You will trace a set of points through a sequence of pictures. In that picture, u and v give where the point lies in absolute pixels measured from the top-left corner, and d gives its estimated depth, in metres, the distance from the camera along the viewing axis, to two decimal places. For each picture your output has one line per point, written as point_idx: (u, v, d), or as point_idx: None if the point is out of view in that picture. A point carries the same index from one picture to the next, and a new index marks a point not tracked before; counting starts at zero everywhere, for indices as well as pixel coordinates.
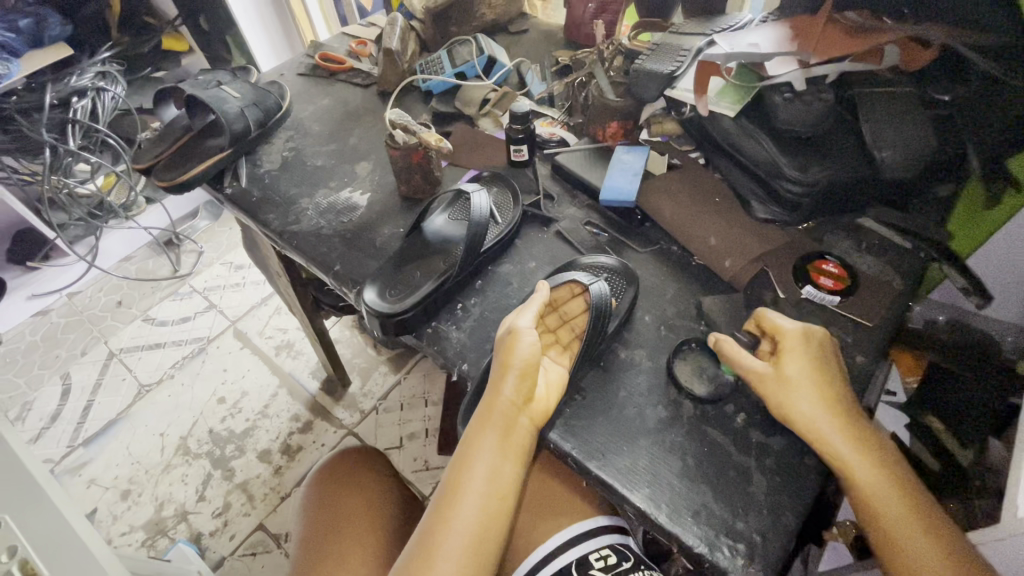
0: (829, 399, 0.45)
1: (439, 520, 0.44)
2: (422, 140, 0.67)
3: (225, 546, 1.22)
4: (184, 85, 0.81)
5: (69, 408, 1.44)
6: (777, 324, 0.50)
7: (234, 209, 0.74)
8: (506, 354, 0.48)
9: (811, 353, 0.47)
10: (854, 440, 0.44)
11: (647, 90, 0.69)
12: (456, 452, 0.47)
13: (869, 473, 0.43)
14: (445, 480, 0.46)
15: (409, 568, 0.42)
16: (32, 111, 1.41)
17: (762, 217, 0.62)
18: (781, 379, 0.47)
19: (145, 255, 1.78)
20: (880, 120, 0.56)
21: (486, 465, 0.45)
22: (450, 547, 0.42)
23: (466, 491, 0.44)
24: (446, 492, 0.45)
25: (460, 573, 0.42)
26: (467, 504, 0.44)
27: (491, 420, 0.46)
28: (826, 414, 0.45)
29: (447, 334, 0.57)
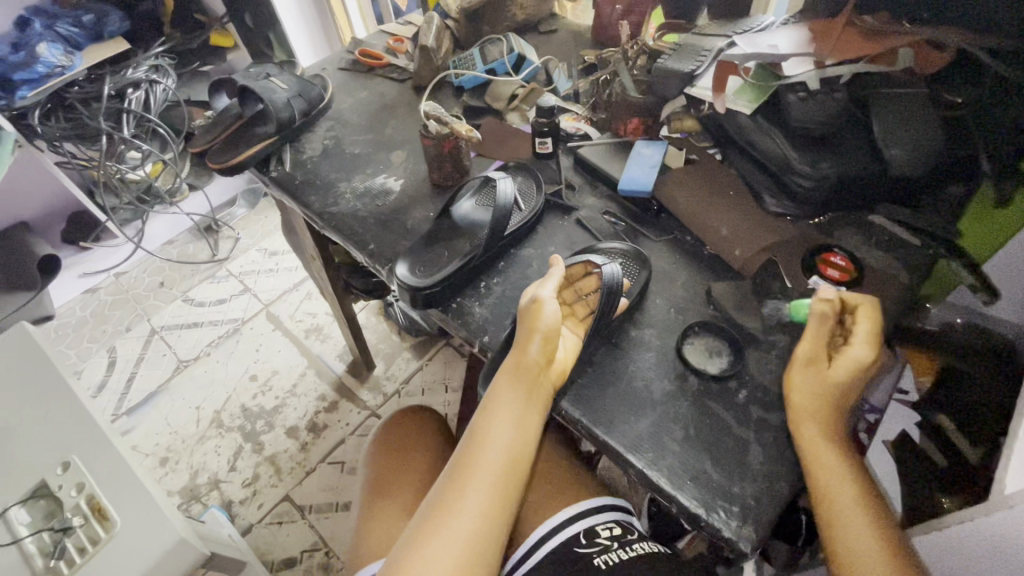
0: (827, 399, 0.48)
1: (465, 460, 0.49)
2: (454, 130, 0.72)
3: (253, 514, 1.30)
4: (237, 76, 0.88)
5: (114, 379, 1.54)
6: (861, 330, 0.49)
7: (279, 191, 0.80)
8: (531, 321, 0.52)
9: (855, 368, 0.48)
10: (829, 437, 0.47)
11: (669, 87, 0.73)
12: (482, 403, 0.52)
13: (832, 468, 0.46)
14: (471, 427, 0.51)
15: (442, 496, 0.48)
16: (91, 100, 1.52)
17: (773, 211, 0.65)
18: (814, 367, 0.49)
19: (186, 239, 1.88)
20: (890, 119, 0.58)
21: (509, 415, 0.50)
22: (477, 482, 0.48)
23: (490, 436, 0.49)
24: (471, 436, 0.50)
25: (490, 501, 0.47)
26: (492, 446, 0.49)
27: (514, 378, 0.51)
28: (816, 411, 0.48)
29: (471, 308, 0.62)
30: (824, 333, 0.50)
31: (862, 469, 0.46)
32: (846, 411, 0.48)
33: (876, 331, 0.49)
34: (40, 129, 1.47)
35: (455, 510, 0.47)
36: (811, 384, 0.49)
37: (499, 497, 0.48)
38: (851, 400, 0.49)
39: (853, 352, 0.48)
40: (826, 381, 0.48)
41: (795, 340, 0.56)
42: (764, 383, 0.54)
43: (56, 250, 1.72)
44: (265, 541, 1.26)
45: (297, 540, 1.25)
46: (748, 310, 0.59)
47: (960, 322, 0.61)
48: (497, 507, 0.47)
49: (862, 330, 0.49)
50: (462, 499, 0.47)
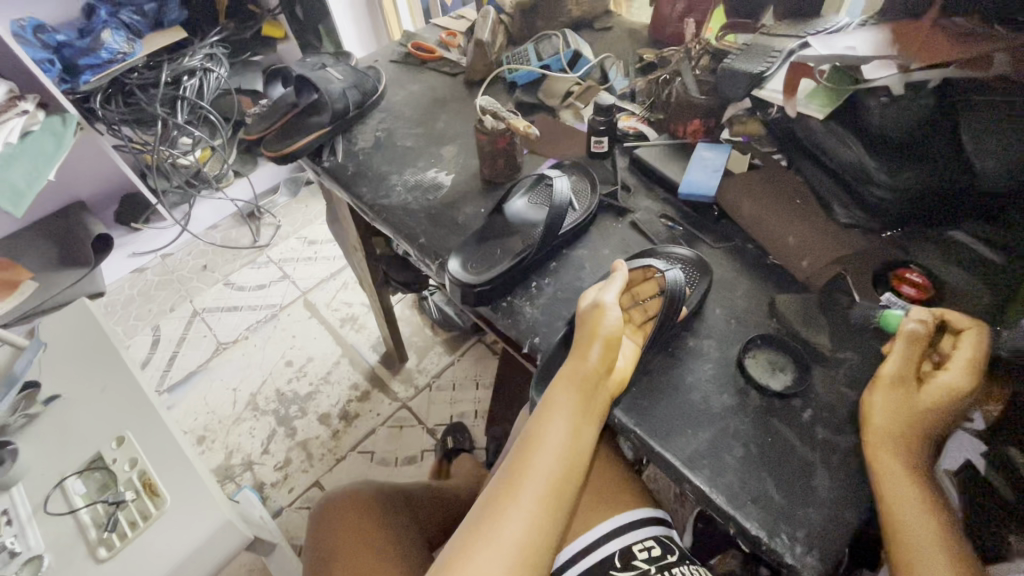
0: (910, 426, 0.46)
1: (518, 466, 0.48)
2: (511, 126, 0.70)
3: (284, 497, 1.32)
4: (294, 66, 0.89)
5: (157, 356, 1.59)
6: (960, 356, 0.47)
7: (331, 181, 0.80)
8: (592, 326, 0.52)
9: (946, 395, 0.46)
10: (910, 468, 0.44)
11: (734, 89, 0.70)
12: (536, 409, 0.51)
13: (909, 499, 0.43)
14: (523, 432, 0.50)
15: (492, 501, 0.47)
16: (149, 87, 1.57)
17: (844, 221, 0.61)
18: (901, 390, 0.47)
19: (230, 224, 1.93)
20: (983, 129, 0.54)
21: (565, 423, 0.49)
22: (529, 490, 0.47)
23: (544, 444, 0.48)
24: (524, 443, 0.49)
25: (540, 511, 0.46)
26: (545, 454, 0.48)
27: (572, 385, 0.50)
28: (897, 437, 0.45)
29: (522, 307, 0.61)
30: (916, 354, 0.48)
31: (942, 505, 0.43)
32: (930, 442, 0.46)
33: (974, 362, 0.46)
34: (100, 113, 1.52)
35: (505, 517, 0.45)
36: (895, 406, 0.47)
37: (550, 507, 0.47)
38: (936, 432, 0.46)
39: (946, 378, 0.46)
40: (912, 407, 0.46)
41: (866, 359, 0.53)
42: (831, 403, 0.51)
43: (109, 229, 1.79)
44: (294, 525, 1.28)
45: None
46: (814, 324, 0.56)
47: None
48: (548, 518, 0.46)
49: (961, 356, 0.47)
50: (514, 505, 0.46)
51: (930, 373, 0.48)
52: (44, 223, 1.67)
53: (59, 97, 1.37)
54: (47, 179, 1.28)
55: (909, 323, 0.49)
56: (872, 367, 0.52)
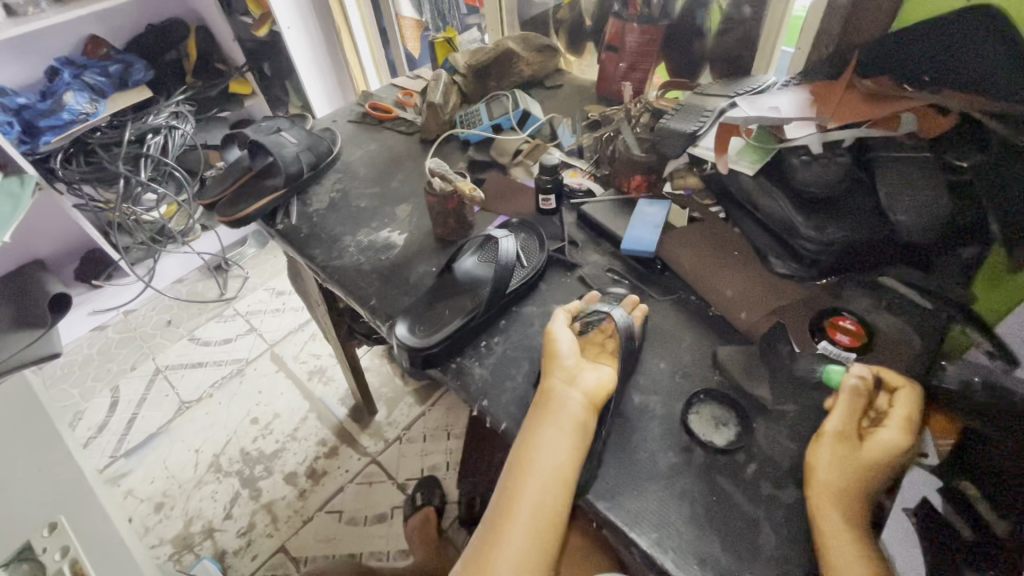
0: (852, 477, 0.46)
1: (503, 509, 0.48)
2: (458, 188, 0.72)
3: (247, 565, 1.26)
4: (250, 131, 0.91)
5: (115, 419, 1.52)
6: (897, 411, 0.48)
7: (285, 243, 0.81)
8: (551, 347, 0.56)
9: (888, 452, 0.46)
10: (853, 525, 0.44)
11: (671, 147, 0.73)
12: (518, 445, 0.51)
13: (851, 561, 0.42)
14: (513, 457, 0.50)
15: (487, 530, 0.47)
16: (112, 145, 1.57)
17: (780, 272, 0.64)
18: (845, 445, 0.48)
19: (196, 278, 1.90)
20: (896, 185, 0.58)
21: (546, 467, 0.48)
22: (521, 514, 0.47)
23: (526, 485, 0.48)
24: (517, 465, 0.49)
25: (533, 535, 0.46)
26: (528, 496, 0.47)
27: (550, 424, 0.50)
28: (841, 493, 0.46)
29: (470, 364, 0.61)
30: (857, 411, 0.49)
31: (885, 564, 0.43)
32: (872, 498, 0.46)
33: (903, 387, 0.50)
34: (61, 172, 1.51)
35: (500, 545, 0.46)
36: (839, 462, 0.47)
37: (537, 551, 0.46)
38: (879, 482, 0.46)
39: (885, 435, 0.47)
40: (856, 461, 0.47)
41: (807, 410, 0.54)
42: (774, 456, 0.51)
43: (68, 287, 1.74)
44: None
45: None
46: (757, 375, 0.57)
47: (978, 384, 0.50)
48: (543, 540, 0.46)
49: (897, 414, 0.48)
50: (507, 533, 0.46)
51: (870, 430, 0.49)
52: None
53: (17, 158, 1.36)
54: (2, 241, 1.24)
55: (850, 378, 0.50)
56: (811, 417, 0.53)
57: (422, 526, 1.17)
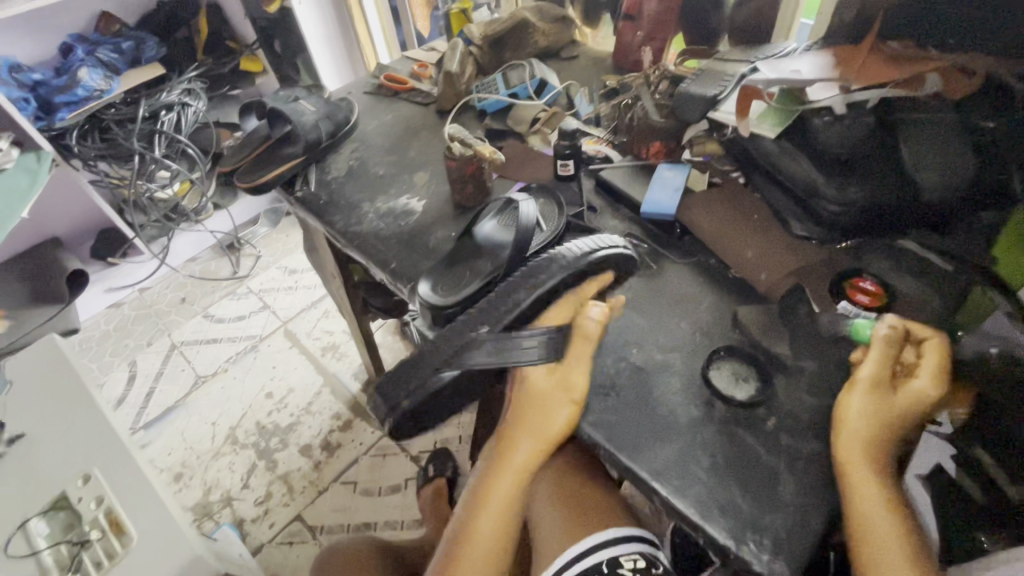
0: (877, 429, 0.47)
1: (479, 500, 0.54)
2: (478, 152, 0.74)
3: (265, 533, 1.29)
4: (267, 100, 0.91)
5: (134, 392, 1.56)
6: (928, 362, 0.49)
7: (305, 209, 0.81)
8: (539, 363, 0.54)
9: (915, 401, 0.48)
10: (879, 472, 0.45)
11: (691, 111, 0.73)
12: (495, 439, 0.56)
13: (878, 508, 0.44)
14: (491, 450, 0.55)
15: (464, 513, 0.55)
16: (126, 122, 1.58)
17: (799, 234, 0.63)
18: (879, 395, 0.48)
19: (209, 256, 1.92)
20: (919, 145, 0.58)
21: (517, 465, 0.53)
22: (493, 504, 0.54)
23: (483, 511, 0.54)
24: (494, 461, 0.54)
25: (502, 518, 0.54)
26: (499, 486, 0.54)
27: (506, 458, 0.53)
28: (869, 445, 0.46)
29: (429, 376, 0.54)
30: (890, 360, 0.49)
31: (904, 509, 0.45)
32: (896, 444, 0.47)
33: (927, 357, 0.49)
34: (76, 148, 1.52)
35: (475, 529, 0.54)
36: (871, 413, 0.47)
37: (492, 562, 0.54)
38: (902, 432, 0.47)
39: (916, 384, 0.48)
40: (887, 410, 0.47)
41: (827, 367, 0.55)
42: (794, 410, 0.52)
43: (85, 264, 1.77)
44: (274, 561, 1.25)
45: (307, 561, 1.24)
46: (775, 335, 0.57)
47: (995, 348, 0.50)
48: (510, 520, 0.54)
49: (927, 364, 0.49)
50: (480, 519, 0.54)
51: (900, 381, 0.49)
52: (19, 260, 1.64)
53: (33, 134, 1.37)
54: (21, 216, 1.26)
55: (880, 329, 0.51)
56: (830, 374, 0.54)
57: (434, 497, 1.19)
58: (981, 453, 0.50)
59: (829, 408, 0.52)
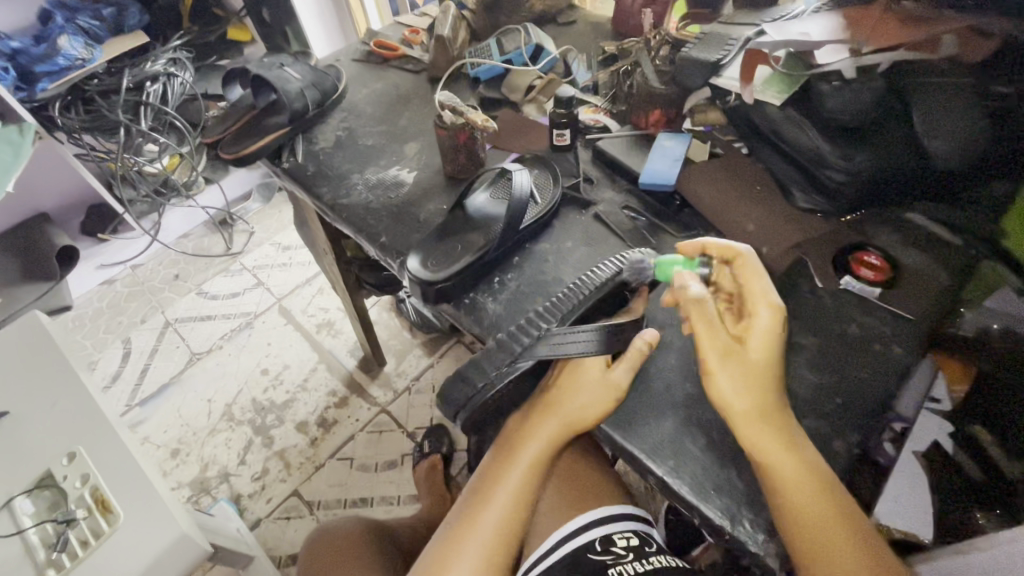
0: (760, 392, 0.45)
1: (486, 490, 0.50)
2: (470, 120, 0.70)
3: (262, 508, 1.29)
4: (252, 67, 0.87)
5: (128, 369, 1.55)
6: (753, 285, 0.48)
7: (292, 181, 0.79)
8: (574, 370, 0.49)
9: (766, 340, 0.45)
10: (780, 436, 0.44)
11: (693, 78, 0.70)
12: (510, 428, 0.52)
13: (796, 480, 0.42)
14: (502, 440, 0.51)
15: (469, 502, 0.51)
16: (110, 93, 1.52)
17: (802, 206, 0.62)
18: (744, 346, 0.46)
19: (201, 232, 1.89)
20: (933, 109, 0.55)
21: (530, 453, 0.49)
22: (502, 495, 0.49)
23: (490, 503, 0.49)
24: (506, 449, 0.50)
25: (511, 508, 0.49)
26: (511, 474, 0.49)
27: (525, 441, 0.49)
28: (753, 413, 0.44)
29: (476, 395, 0.47)
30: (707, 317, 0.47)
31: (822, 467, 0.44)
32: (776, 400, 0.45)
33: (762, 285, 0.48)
34: (60, 121, 1.47)
35: (481, 518, 0.49)
36: (738, 377, 0.45)
37: (499, 548, 0.49)
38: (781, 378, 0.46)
39: (759, 320, 0.46)
40: (765, 358, 0.45)
41: (828, 342, 0.53)
42: (794, 387, 0.51)
43: (75, 240, 1.74)
44: (272, 535, 1.26)
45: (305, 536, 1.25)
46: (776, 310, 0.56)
47: (997, 326, 0.52)
48: (519, 513, 0.50)
49: (752, 288, 0.48)
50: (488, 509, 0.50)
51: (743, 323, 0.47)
52: (7, 236, 1.61)
53: (13, 105, 1.32)
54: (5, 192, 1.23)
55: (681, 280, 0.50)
56: (832, 350, 0.52)
57: (429, 473, 1.20)
58: (979, 430, 0.50)
59: (831, 385, 0.50)
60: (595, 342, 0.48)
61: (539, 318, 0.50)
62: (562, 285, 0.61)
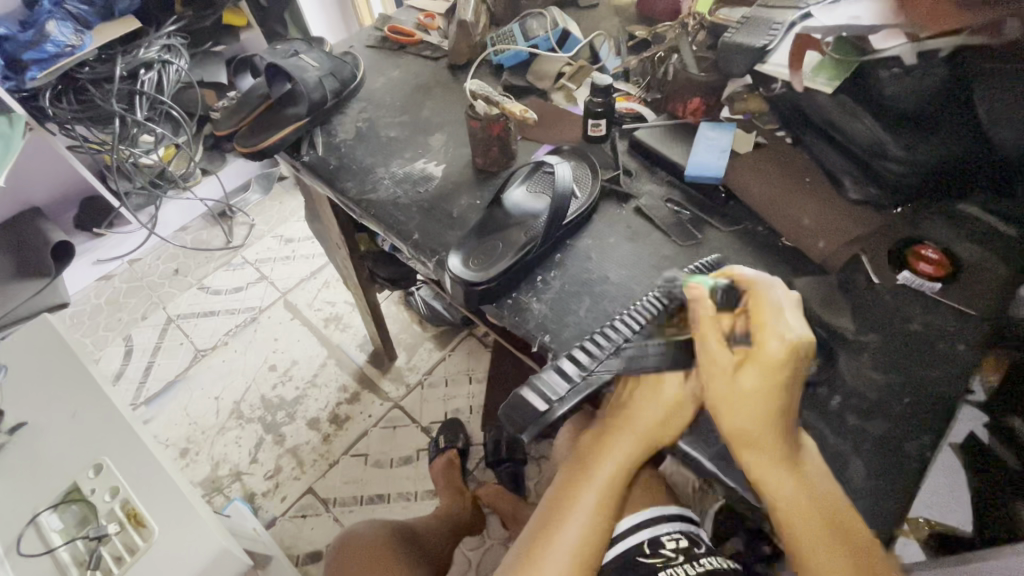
0: (765, 421, 0.41)
1: (560, 503, 0.46)
2: (506, 111, 0.67)
3: (277, 506, 1.28)
4: (265, 55, 0.83)
5: (131, 367, 1.51)
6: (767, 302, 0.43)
7: (312, 175, 0.75)
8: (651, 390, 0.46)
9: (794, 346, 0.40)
10: (786, 462, 0.42)
11: (735, 65, 0.66)
12: (584, 441, 0.49)
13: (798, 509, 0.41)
14: (578, 455, 0.48)
15: (541, 519, 0.46)
16: (103, 82, 1.43)
17: (854, 198, 0.60)
18: (753, 368, 0.41)
19: (200, 226, 1.83)
20: (998, 96, 0.52)
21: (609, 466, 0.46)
22: (580, 508, 0.45)
23: (569, 516, 0.45)
24: (581, 461, 0.47)
25: (591, 525, 0.45)
26: (588, 486, 0.46)
27: (601, 458, 0.46)
28: (763, 436, 0.41)
29: (548, 405, 0.46)
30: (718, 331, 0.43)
31: (834, 495, 0.42)
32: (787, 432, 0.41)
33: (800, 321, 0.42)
34: (51, 111, 1.40)
35: (559, 531, 0.45)
36: (769, 379, 0.40)
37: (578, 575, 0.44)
38: (785, 406, 0.41)
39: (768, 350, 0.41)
40: (763, 390, 0.41)
41: (889, 340, 0.52)
42: (858, 388, 0.49)
43: (69, 236, 1.68)
44: (289, 534, 1.24)
45: (322, 534, 1.23)
46: (836, 308, 0.54)
47: None
48: (599, 528, 0.45)
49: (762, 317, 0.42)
50: (565, 523, 0.45)
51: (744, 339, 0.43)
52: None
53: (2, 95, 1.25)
54: None
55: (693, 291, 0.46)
56: (895, 350, 0.51)
57: (447, 468, 1.18)
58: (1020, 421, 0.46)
59: (898, 385, 0.49)
60: (666, 355, 0.47)
61: (613, 325, 0.50)
62: (609, 283, 0.59)
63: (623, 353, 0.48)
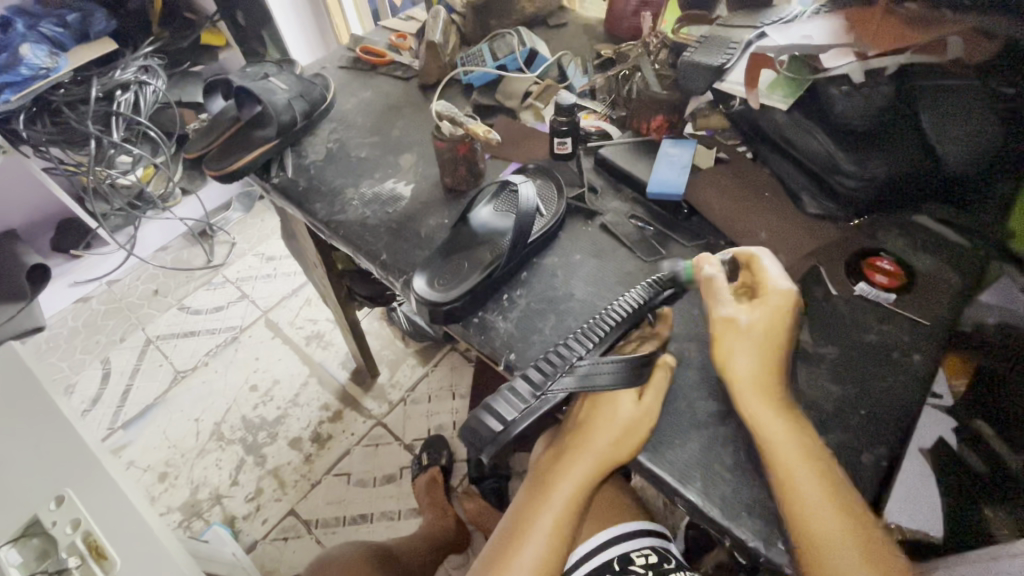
0: (765, 367, 0.46)
1: (520, 525, 0.47)
2: (470, 131, 0.67)
3: (257, 530, 1.26)
4: (234, 78, 0.83)
5: (109, 391, 1.49)
6: (764, 271, 0.50)
7: (282, 197, 0.75)
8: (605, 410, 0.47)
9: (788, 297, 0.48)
10: (787, 411, 0.45)
11: (694, 82, 0.68)
12: (543, 462, 0.49)
13: (800, 463, 0.43)
14: (538, 476, 0.48)
15: (501, 540, 0.47)
16: (78, 103, 1.42)
17: (813, 213, 0.61)
18: (758, 309, 0.48)
19: (180, 245, 1.82)
20: (942, 114, 0.55)
21: (565, 488, 0.46)
22: (537, 530, 0.46)
23: (527, 539, 0.46)
24: (539, 482, 0.48)
25: (549, 547, 0.46)
26: (546, 508, 0.46)
27: (557, 480, 0.46)
28: (759, 383, 0.46)
29: (505, 426, 0.46)
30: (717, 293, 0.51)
31: (826, 455, 0.44)
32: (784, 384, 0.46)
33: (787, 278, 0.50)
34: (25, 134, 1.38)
35: (516, 553, 0.46)
36: (769, 327, 0.47)
37: None
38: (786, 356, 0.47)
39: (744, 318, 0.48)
40: (767, 337, 0.47)
41: (848, 351, 0.53)
42: (817, 400, 0.50)
43: (47, 258, 1.65)
44: (271, 558, 1.22)
45: (304, 557, 1.21)
46: None
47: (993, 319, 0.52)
48: (556, 548, 0.46)
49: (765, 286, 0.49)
50: (524, 545, 0.46)
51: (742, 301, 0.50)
52: None
53: None
54: None
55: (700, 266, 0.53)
56: (852, 360, 0.52)
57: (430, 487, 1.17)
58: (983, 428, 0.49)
59: (855, 395, 0.50)
60: (621, 372, 0.48)
61: (572, 343, 0.50)
62: (575, 300, 0.59)
63: (578, 373, 0.48)
